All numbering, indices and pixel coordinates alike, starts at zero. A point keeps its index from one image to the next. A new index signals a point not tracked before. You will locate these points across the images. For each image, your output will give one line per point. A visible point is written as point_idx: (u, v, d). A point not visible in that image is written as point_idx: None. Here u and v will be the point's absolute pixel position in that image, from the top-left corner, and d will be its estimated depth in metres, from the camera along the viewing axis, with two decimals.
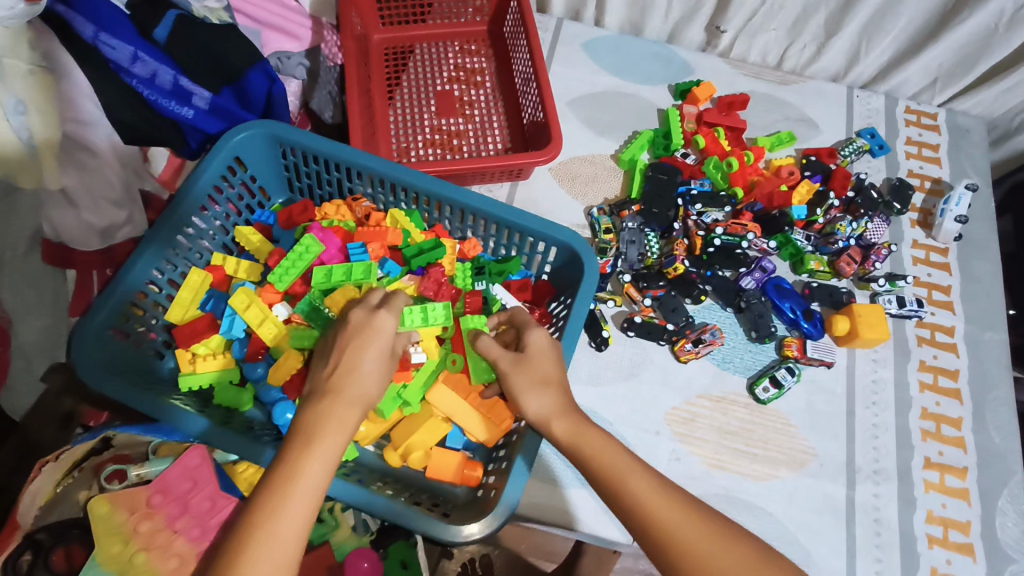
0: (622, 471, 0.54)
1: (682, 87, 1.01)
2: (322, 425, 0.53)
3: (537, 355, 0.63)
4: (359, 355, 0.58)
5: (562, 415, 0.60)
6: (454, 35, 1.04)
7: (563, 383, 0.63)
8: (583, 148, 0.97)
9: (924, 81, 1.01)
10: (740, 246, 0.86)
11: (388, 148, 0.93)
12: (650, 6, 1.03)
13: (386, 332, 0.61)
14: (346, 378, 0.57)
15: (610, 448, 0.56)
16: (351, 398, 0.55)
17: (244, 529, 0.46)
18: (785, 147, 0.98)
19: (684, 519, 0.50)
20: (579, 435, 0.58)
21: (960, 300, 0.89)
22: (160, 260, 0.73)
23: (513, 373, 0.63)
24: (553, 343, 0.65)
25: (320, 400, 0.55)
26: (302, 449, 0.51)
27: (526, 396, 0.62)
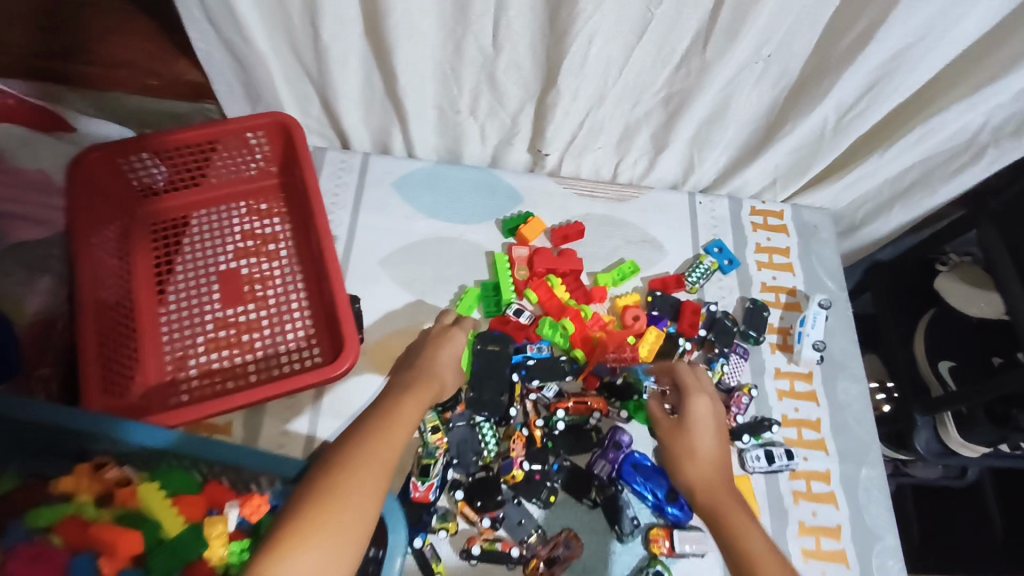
0: (758, 556, 0.60)
1: (511, 224, 0.89)
2: (416, 396, 0.67)
3: (700, 421, 0.70)
4: (439, 348, 0.75)
5: (710, 479, 0.67)
6: (239, 194, 0.88)
7: (715, 455, 0.69)
8: (402, 318, 0.83)
9: (764, 181, 0.94)
10: (589, 421, 0.77)
11: (159, 363, 0.77)
12: (462, 134, 0.91)
13: (460, 343, 0.76)
14: (430, 369, 0.72)
15: (752, 531, 0.62)
16: (431, 377, 0.71)
17: (355, 456, 0.56)
18: (629, 280, 0.88)
19: None
20: (718, 510, 0.65)
21: (831, 435, 0.81)
22: None
23: (676, 439, 0.71)
24: (711, 410, 0.72)
25: (413, 375, 0.71)
26: (393, 417, 0.63)
27: (682, 463, 0.69)
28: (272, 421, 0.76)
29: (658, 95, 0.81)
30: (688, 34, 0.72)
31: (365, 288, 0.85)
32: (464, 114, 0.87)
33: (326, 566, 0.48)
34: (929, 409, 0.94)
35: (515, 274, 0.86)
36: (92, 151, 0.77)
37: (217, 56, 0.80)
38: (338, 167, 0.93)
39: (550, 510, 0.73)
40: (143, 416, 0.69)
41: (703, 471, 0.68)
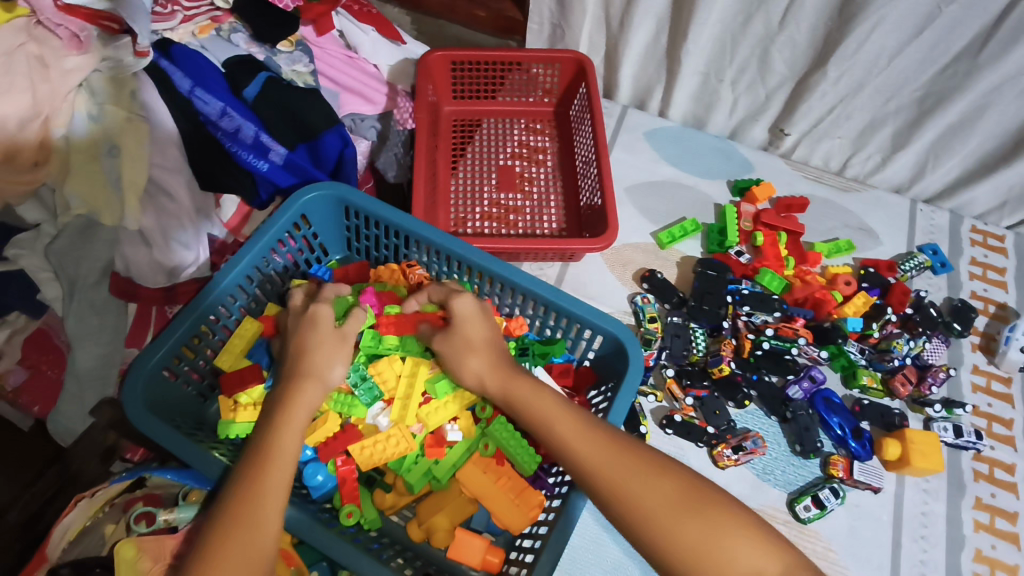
0: (552, 416, 0.60)
1: (742, 184, 1.02)
2: (290, 398, 0.62)
3: (467, 317, 0.69)
4: (304, 338, 0.66)
5: (494, 370, 0.65)
6: (521, 113, 1.09)
7: (493, 343, 0.68)
8: (635, 235, 0.98)
9: (992, 202, 0.99)
10: (789, 352, 0.85)
11: (446, 217, 0.96)
12: (715, 103, 1.05)
13: (324, 312, 0.68)
14: (300, 362, 0.65)
15: (537, 395, 0.62)
16: (302, 379, 0.63)
17: (221, 518, 0.53)
18: (843, 255, 0.97)
19: (588, 446, 0.56)
20: (509, 387, 0.64)
21: (1022, 436, 0.84)
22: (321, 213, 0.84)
23: (449, 344, 0.69)
24: (481, 306, 0.70)
25: (284, 382, 0.63)
26: (249, 470, 0.55)
27: (465, 365, 0.68)
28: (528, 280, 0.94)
29: (913, 94, 0.91)
30: (967, 37, 0.82)
31: None
32: (725, 84, 1.02)
33: None
34: None
35: (740, 224, 0.97)
36: (437, 52, 1.01)
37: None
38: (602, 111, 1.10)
39: (743, 412, 0.83)
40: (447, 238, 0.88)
41: (494, 376, 0.65)
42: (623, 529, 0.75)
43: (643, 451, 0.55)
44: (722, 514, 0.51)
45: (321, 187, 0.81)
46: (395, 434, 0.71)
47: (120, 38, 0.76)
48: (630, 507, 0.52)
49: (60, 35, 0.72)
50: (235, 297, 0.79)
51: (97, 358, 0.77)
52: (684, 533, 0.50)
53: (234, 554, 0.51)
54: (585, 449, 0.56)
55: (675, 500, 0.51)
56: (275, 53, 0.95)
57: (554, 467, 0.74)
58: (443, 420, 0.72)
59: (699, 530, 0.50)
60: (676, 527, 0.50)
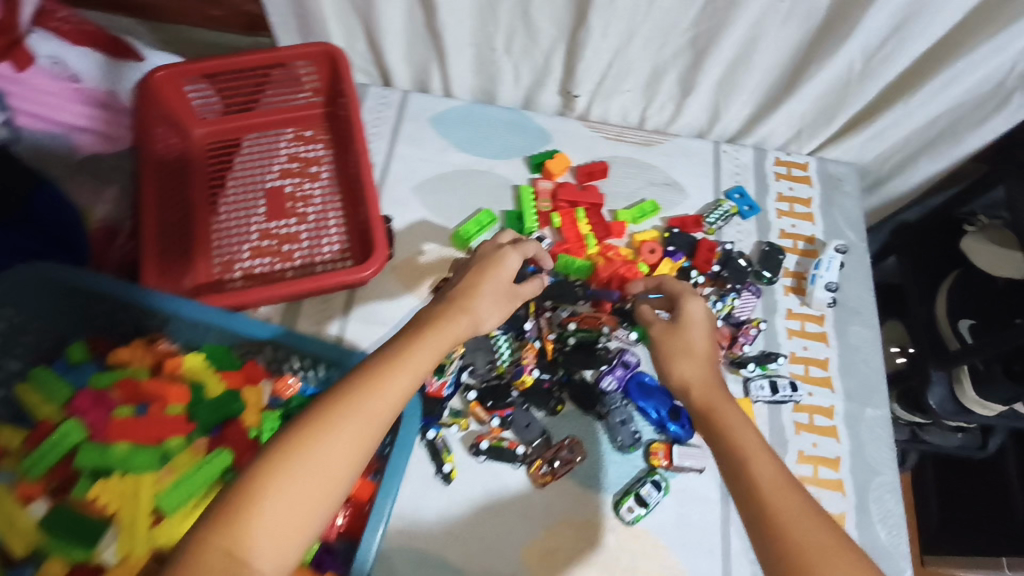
0: (753, 453, 0.55)
1: (537, 158, 0.94)
2: (446, 326, 0.60)
3: (693, 322, 0.67)
4: (481, 276, 0.66)
5: (705, 372, 0.63)
6: (287, 121, 0.95)
7: (709, 356, 0.65)
8: (427, 241, 0.89)
9: (790, 131, 0.95)
10: (599, 342, 0.80)
11: (208, 264, 0.83)
12: (496, 74, 0.95)
13: (507, 264, 0.68)
14: (470, 296, 0.64)
15: (745, 426, 0.58)
16: (464, 313, 0.62)
17: (334, 408, 0.48)
18: (648, 218, 0.91)
19: (785, 501, 0.51)
20: (713, 409, 0.60)
21: (838, 374, 0.83)
22: (34, 299, 0.69)
23: (666, 339, 0.66)
24: (707, 318, 0.69)
25: (447, 304, 0.62)
26: (394, 359, 0.53)
27: (674, 364, 0.65)
28: (305, 319, 0.82)
29: (685, 36, 0.83)
30: None
31: (395, 210, 0.90)
32: (499, 53, 0.92)
33: (297, 513, 0.44)
34: (943, 365, 0.94)
35: (539, 207, 0.90)
36: (160, 70, 0.84)
37: None
38: (379, 102, 0.99)
39: (557, 418, 0.77)
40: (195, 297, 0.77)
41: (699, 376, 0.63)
42: None
43: (820, 515, 0.51)
44: None
45: (23, 270, 0.66)
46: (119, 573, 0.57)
47: None
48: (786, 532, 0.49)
49: None
50: None
51: None
52: None
53: (317, 453, 0.46)
54: (766, 472, 0.54)
55: (835, 559, 0.48)
56: None
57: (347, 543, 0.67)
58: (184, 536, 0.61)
59: None
60: None
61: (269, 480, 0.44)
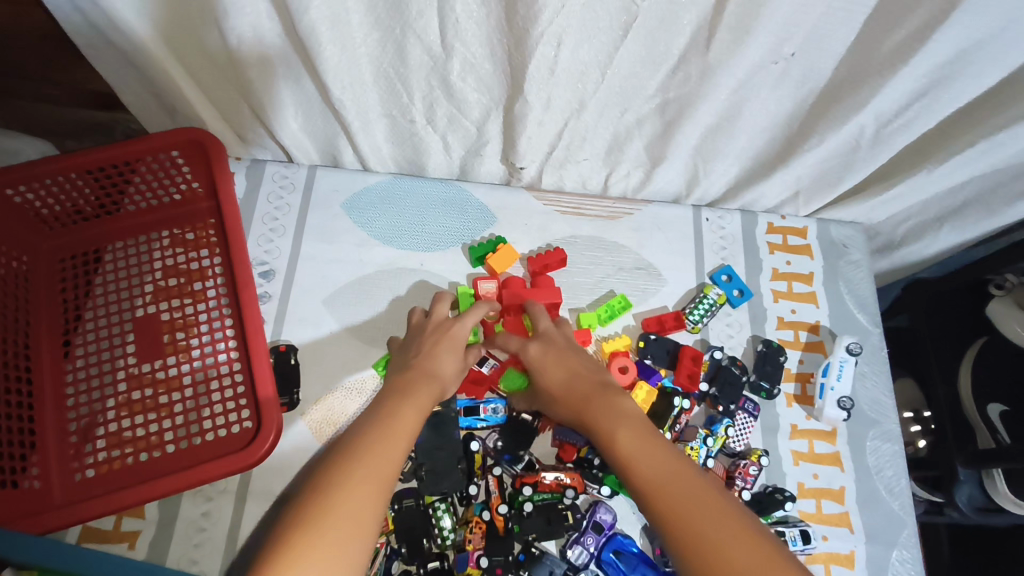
0: (619, 435, 0.54)
1: (479, 251, 0.76)
2: (415, 394, 0.58)
3: (544, 360, 0.64)
4: (438, 345, 0.64)
5: (570, 393, 0.60)
6: (162, 221, 0.75)
7: (581, 372, 0.62)
8: (348, 369, 0.72)
9: (784, 195, 0.78)
10: (563, 502, 0.64)
11: (63, 431, 0.66)
12: (422, 146, 0.77)
13: (461, 336, 0.66)
14: (431, 361, 0.63)
15: (614, 412, 0.57)
16: (431, 377, 0.61)
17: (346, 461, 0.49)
18: (619, 319, 0.75)
19: (653, 466, 0.50)
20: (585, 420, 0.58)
21: (857, 507, 0.68)
22: None
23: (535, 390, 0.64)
24: (553, 343, 0.65)
25: (406, 374, 0.61)
26: (384, 425, 0.53)
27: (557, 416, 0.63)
28: (191, 501, 0.64)
29: (650, 103, 0.66)
30: (686, 32, 0.57)
31: (304, 334, 0.73)
32: (420, 124, 0.73)
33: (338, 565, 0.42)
34: (973, 463, 0.79)
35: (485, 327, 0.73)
36: None
37: (111, 59, 0.67)
38: (278, 185, 0.79)
39: None
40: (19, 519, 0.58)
41: (567, 403, 0.60)
42: None
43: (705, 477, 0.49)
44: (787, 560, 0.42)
45: None
46: None
47: None
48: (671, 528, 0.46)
49: None
50: None
51: None
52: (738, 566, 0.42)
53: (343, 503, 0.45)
54: (647, 466, 0.50)
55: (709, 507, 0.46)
56: None
57: None
58: None
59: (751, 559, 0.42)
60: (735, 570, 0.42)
61: (304, 533, 0.43)
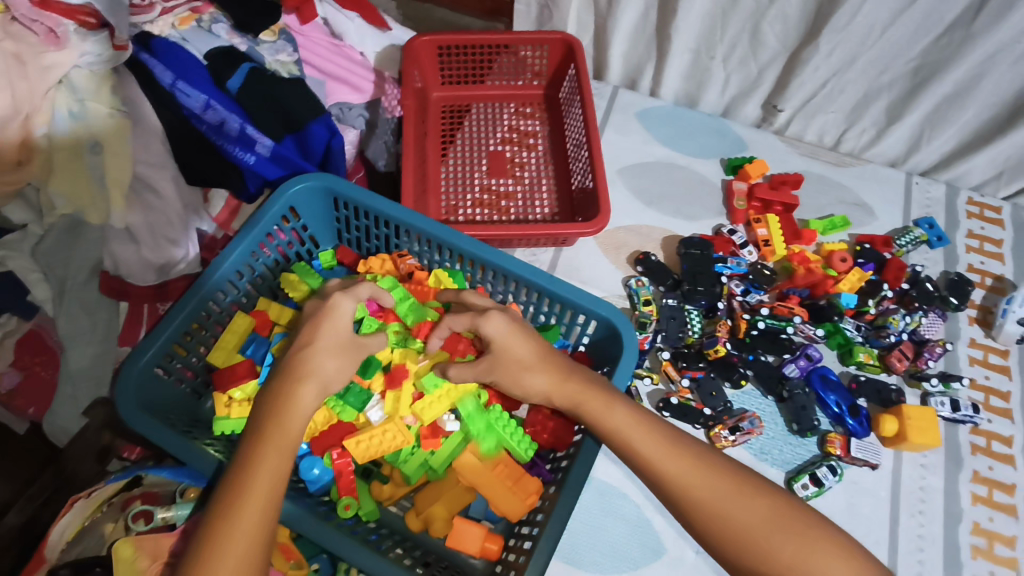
0: (630, 434, 0.60)
1: (734, 161, 1.01)
2: (274, 419, 0.58)
3: (502, 338, 0.66)
4: (315, 329, 0.64)
5: (562, 391, 0.64)
6: (509, 97, 1.07)
7: (563, 359, 0.66)
8: (629, 218, 0.97)
9: (989, 173, 0.98)
10: (785, 331, 0.84)
11: (437, 204, 0.95)
12: (707, 81, 1.04)
13: (343, 314, 0.65)
14: (304, 357, 0.62)
15: (611, 409, 0.61)
16: (303, 380, 0.60)
17: (211, 526, 0.52)
18: (838, 231, 0.96)
19: (685, 469, 0.57)
20: (579, 406, 0.63)
21: (1019, 407, 0.84)
22: (299, 203, 0.83)
23: (505, 373, 0.66)
24: (511, 321, 0.66)
25: (282, 374, 0.61)
26: (248, 464, 0.55)
27: (523, 386, 0.66)
28: None
29: (907, 65, 0.89)
30: (959, 7, 0.80)
31: None
32: (716, 61, 1.00)
33: None
34: None
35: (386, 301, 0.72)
36: (423, 36, 0.99)
37: None
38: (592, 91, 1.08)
39: (739, 392, 0.83)
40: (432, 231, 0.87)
41: (560, 396, 0.64)
42: (621, 515, 0.74)
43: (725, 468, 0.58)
44: (819, 533, 0.54)
45: (295, 181, 0.79)
46: (391, 427, 0.72)
47: (98, 32, 0.74)
48: (685, 496, 0.56)
49: (35, 32, 0.71)
50: (226, 294, 0.79)
51: (91, 358, 0.78)
52: (779, 552, 0.53)
53: (236, 549, 0.51)
54: (671, 465, 0.57)
55: (742, 500, 0.55)
56: (257, 44, 0.90)
57: (551, 455, 0.75)
58: (439, 412, 0.74)
59: (793, 550, 0.53)
60: (775, 558, 0.53)
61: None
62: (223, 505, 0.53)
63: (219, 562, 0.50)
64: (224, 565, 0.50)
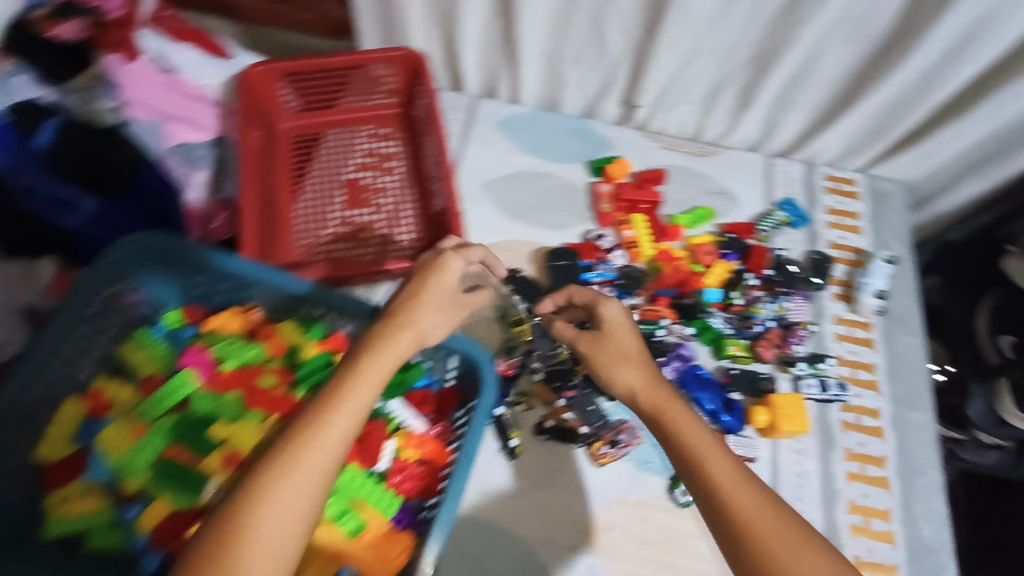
0: (706, 458, 0.58)
1: (598, 163, 0.99)
2: (353, 367, 0.58)
3: (614, 326, 0.68)
4: (422, 287, 0.65)
5: (651, 392, 0.63)
6: (365, 119, 1.02)
7: (643, 354, 0.67)
8: (497, 234, 0.94)
9: (841, 148, 1.00)
10: (655, 334, 0.84)
11: (291, 245, 0.91)
12: (563, 83, 1.01)
13: (450, 278, 0.67)
14: (406, 309, 0.63)
15: (689, 425, 0.61)
16: (405, 331, 0.62)
17: (258, 492, 0.50)
18: (703, 223, 0.96)
19: (754, 508, 0.56)
20: (661, 412, 0.62)
21: (885, 378, 0.87)
22: (133, 268, 0.73)
23: (596, 352, 0.68)
24: (626, 317, 0.69)
25: (385, 321, 0.62)
26: (320, 417, 0.54)
27: (612, 375, 0.66)
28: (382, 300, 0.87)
29: (747, 53, 0.89)
30: None
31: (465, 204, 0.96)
32: (567, 62, 0.97)
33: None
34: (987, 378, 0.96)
35: (493, 265, 0.77)
36: (257, 65, 0.92)
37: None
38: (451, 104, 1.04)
39: (617, 403, 0.81)
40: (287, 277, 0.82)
41: (645, 392, 0.63)
42: (503, 550, 0.73)
43: (792, 516, 0.56)
44: None
45: (123, 242, 0.70)
46: None
47: None
48: (732, 516, 0.55)
49: None
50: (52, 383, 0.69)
51: None
52: None
53: (278, 516, 0.49)
54: (739, 497, 0.56)
55: (800, 553, 0.54)
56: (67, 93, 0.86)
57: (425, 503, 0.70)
58: None
59: None
60: None
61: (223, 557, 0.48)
62: (278, 462, 0.51)
63: (260, 529, 0.49)
64: (260, 534, 0.49)
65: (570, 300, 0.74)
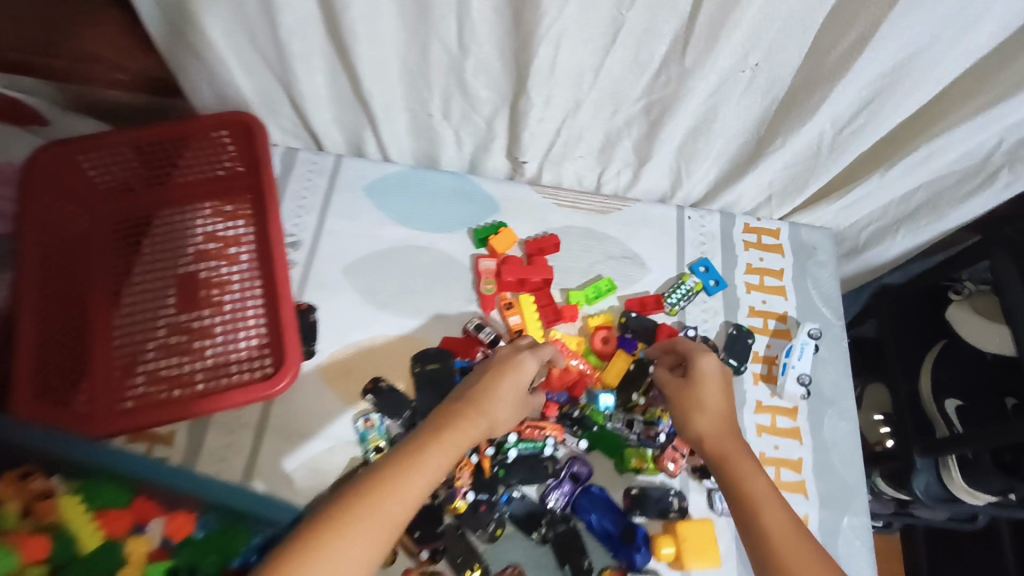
0: (761, 502, 0.59)
1: (481, 233, 0.85)
2: (450, 433, 0.59)
3: (708, 378, 0.67)
4: (500, 378, 0.65)
5: (718, 433, 0.65)
6: (205, 192, 0.85)
7: (729, 407, 0.67)
8: (361, 329, 0.80)
9: (758, 198, 0.87)
10: (544, 452, 0.72)
11: (107, 365, 0.75)
12: (437, 139, 0.87)
13: (523, 376, 0.66)
14: (486, 398, 0.63)
15: (755, 476, 0.61)
16: (479, 416, 0.62)
17: (334, 521, 0.49)
18: (604, 298, 0.83)
19: (796, 555, 0.55)
20: (726, 457, 0.63)
21: (813, 477, 0.75)
22: None
23: (681, 396, 0.68)
24: (722, 368, 0.69)
25: (471, 399, 0.63)
26: (398, 470, 0.54)
27: (690, 421, 0.67)
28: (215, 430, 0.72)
29: (637, 104, 0.75)
30: (666, 41, 0.66)
31: (323, 295, 0.81)
32: (437, 118, 0.83)
33: None
34: (928, 451, 0.85)
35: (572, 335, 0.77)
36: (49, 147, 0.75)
37: (182, 59, 0.78)
38: (308, 169, 0.88)
39: (496, 544, 0.69)
40: (82, 420, 0.68)
41: (712, 431, 0.65)
42: None
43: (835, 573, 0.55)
44: None
45: None
46: None
47: None
48: (771, 549, 0.56)
49: None
50: None
51: None
52: None
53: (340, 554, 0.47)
54: (784, 547, 0.56)
55: None
56: None
57: None
58: None
59: None
60: None
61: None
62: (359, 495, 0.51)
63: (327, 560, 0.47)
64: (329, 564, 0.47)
65: (670, 347, 0.73)
